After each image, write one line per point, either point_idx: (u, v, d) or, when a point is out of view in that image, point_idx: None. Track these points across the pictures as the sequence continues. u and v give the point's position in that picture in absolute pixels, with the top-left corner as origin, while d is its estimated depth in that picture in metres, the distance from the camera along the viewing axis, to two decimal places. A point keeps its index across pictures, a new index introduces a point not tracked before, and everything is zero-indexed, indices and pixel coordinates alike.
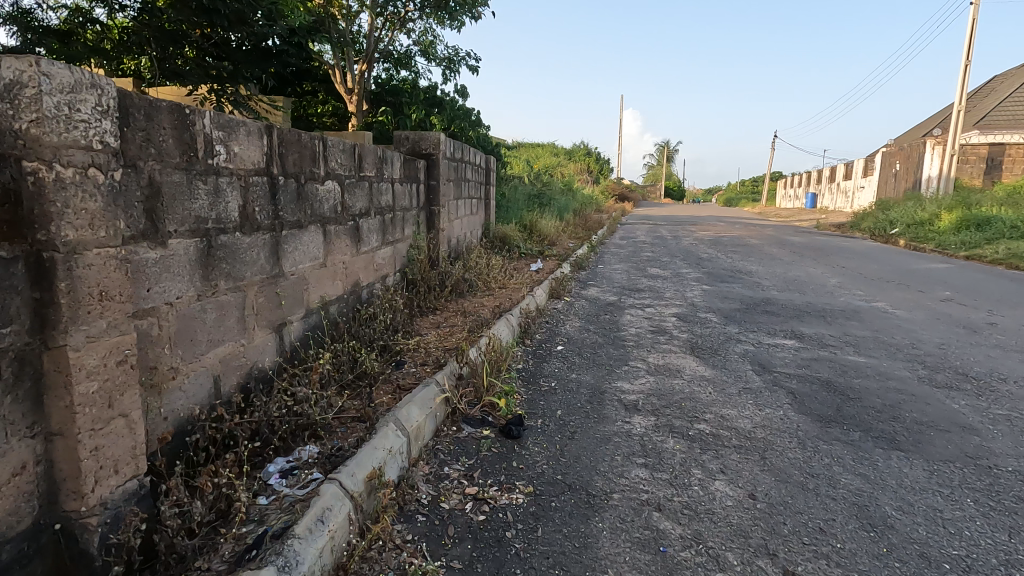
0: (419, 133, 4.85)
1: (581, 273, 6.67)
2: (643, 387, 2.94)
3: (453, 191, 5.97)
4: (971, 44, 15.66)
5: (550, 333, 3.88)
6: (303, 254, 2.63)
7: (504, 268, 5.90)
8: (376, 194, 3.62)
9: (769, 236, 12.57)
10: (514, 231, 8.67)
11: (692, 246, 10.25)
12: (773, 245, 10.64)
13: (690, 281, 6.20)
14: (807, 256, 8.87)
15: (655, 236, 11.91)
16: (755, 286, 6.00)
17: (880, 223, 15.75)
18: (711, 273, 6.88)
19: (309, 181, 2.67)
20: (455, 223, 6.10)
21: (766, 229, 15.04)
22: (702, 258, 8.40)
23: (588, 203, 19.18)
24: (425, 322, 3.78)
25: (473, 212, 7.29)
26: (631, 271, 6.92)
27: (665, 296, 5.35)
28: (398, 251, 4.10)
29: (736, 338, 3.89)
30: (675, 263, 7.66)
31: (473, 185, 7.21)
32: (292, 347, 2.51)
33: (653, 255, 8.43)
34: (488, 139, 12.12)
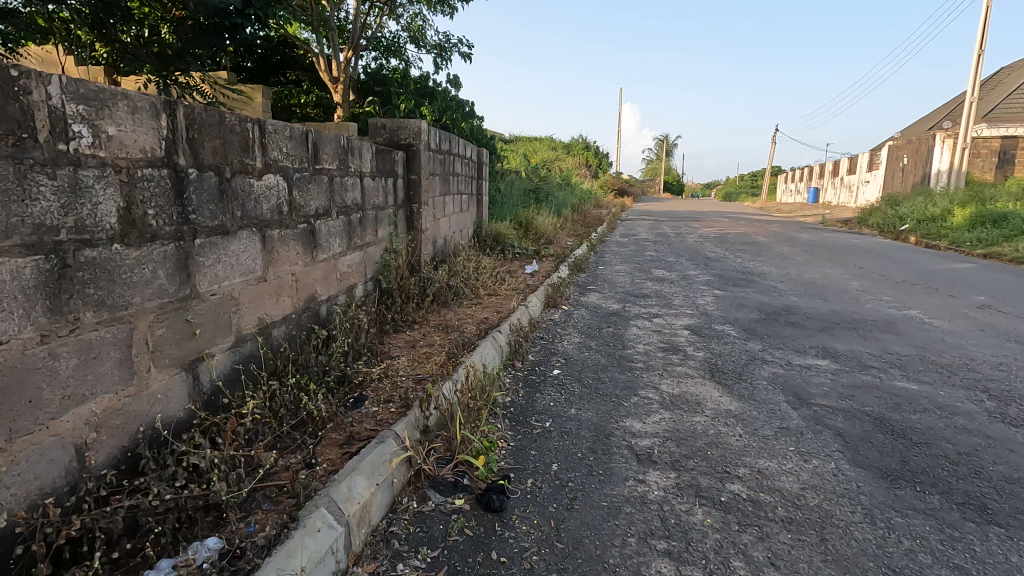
0: (397, 121, 4.29)
1: (580, 275, 6.12)
2: (658, 428, 2.40)
3: (439, 186, 5.41)
4: (984, 32, 15.05)
5: (545, 353, 3.33)
6: (231, 268, 2.08)
7: (495, 272, 5.35)
8: (338, 190, 3.06)
9: (776, 233, 12.02)
10: (508, 229, 8.11)
11: (696, 243, 9.71)
12: (782, 243, 10.09)
13: (700, 285, 5.66)
14: (822, 256, 8.32)
15: (657, 234, 11.35)
16: (771, 291, 5.46)
17: (889, 219, 15.22)
18: (721, 275, 6.34)
19: (239, 175, 2.11)
20: (441, 221, 5.54)
21: (772, 225, 14.50)
22: (709, 257, 7.86)
23: (587, 197, 18.62)
24: (399, 340, 3.23)
25: (463, 210, 6.73)
26: (634, 273, 6.38)
27: (674, 303, 4.82)
28: (369, 256, 3.55)
29: (761, 357, 3.36)
30: (681, 264, 7.12)
31: (463, 180, 6.65)
32: (213, 389, 1.97)
33: (657, 255, 7.89)
34: (482, 131, 11.55)
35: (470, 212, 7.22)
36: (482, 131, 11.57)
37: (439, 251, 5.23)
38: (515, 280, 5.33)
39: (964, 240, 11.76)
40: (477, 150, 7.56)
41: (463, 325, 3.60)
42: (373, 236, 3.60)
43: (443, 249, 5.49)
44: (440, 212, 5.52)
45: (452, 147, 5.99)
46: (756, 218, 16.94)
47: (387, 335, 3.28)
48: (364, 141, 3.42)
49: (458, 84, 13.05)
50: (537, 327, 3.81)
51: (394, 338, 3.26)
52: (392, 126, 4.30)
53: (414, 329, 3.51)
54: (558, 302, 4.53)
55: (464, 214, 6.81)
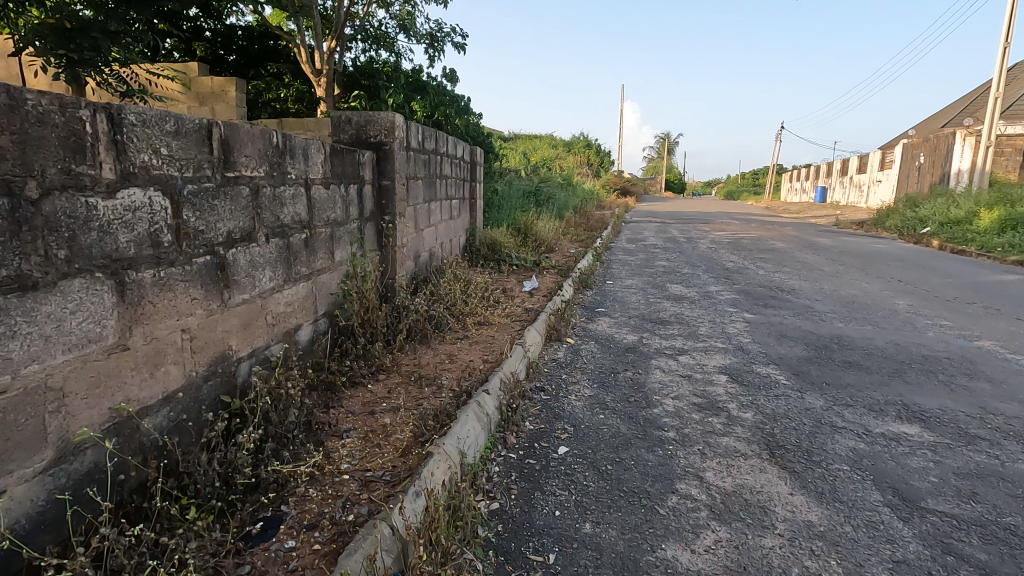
0: (365, 114, 3.50)
1: (586, 293, 5.35)
2: (715, 563, 1.62)
3: (421, 190, 4.64)
4: (1011, 23, 14.21)
5: (546, 416, 2.56)
6: (48, 343, 1.30)
7: (487, 293, 4.56)
8: (269, 205, 2.27)
9: (793, 237, 11.23)
10: (505, 236, 7.31)
11: (710, 250, 8.93)
12: (803, 249, 9.31)
13: (726, 307, 4.88)
14: (851, 266, 7.55)
15: (666, 238, 10.57)
16: (810, 314, 4.68)
17: (908, 221, 14.43)
18: (747, 292, 5.55)
19: (62, 193, 1.33)
20: (424, 234, 4.76)
21: (787, 228, 13.71)
22: (728, 268, 7.09)
23: (589, 198, 17.81)
24: (355, 403, 2.45)
25: (452, 218, 5.94)
26: (648, 289, 5.60)
27: (699, 333, 4.04)
28: (320, 287, 2.76)
29: (828, 420, 2.58)
30: (698, 277, 6.35)
31: (452, 183, 5.86)
32: (1, 553, 1.19)
33: (670, 266, 7.10)
34: (478, 128, 10.75)
35: (462, 219, 6.44)
36: (478, 129, 10.77)
37: (420, 269, 4.45)
38: (511, 303, 4.53)
39: (994, 245, 10.97)
40: (470, 148, 6.78)
41: (442, 375, 2.82)
42: (326, 260, 2.81)
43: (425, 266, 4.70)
44: (424, 221, 4.75)
45: (438, 144, 5.21)
46: (767, 220, 16.15)
47: (340, 394, 2.50)
48: (313, 138, 2.65)
49: (455, 78, 12.28)
50: (537, 374, 3.03)
51: (350, 399, 2.48)
52: (359, 120, 3.51)
53: (378, 382, 2.74)
54: (563, 334, 3.74)
55: (454, 222, 6.03)
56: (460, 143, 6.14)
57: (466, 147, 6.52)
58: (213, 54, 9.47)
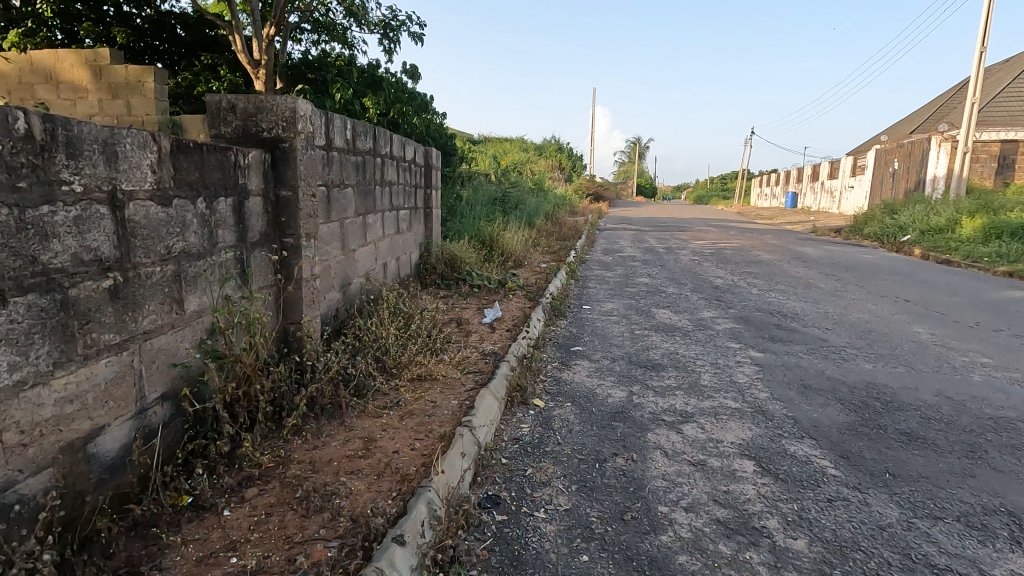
0: (255, 99, 2.54)
1: (560, 323, 4.45)
2: None
3: (350, 201, 3.68)
4: (986, 28, 13.96)
5: (500, 564, 1.63)
6: None
7: (434, 331, 3.60)
8: (6, 239, 1.30)
9: (777, 247, 10.60)
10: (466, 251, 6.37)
11: (694, 263, 8.18)
12: (792, 261, 8.64)
13: (726, 342, 4.06)
14: (850, 282, 6.85)
15: (645, 249, 9.80)
16: (827, 352, 3.89)
17: (887, 228, 14.05)
18: (747, 321, 4.75)
19: None
20: (356, 256, 3.79)
21: (767, 236, 13.15)
22: (718, 286, 6.31)
23: (561, 204, 17.02)
24: (182, 562, 1.49)
25: (399, 233, 4.97)
26: (631, 317, 4.75)
27: (702, 385, 3.19)
28: (150, 359, 1.79)
29: (919, 555, 1.73)
30: (687, 299, 5.54)
31: (398, 191, 4.89)
32: None
33: (654, 285, 6.28)
34: (440, 129, 9.81)
35: (412, 232, 5.48)
36: (439, 129, 9.77)
37: (344, 304, 3.48)
38: (465, 345, 3.60)
39: (981, 254, 10.54)
40: (422, 148, 5.80)
41: (344, 487, 1.87)
42: (163, 315, 1.84)
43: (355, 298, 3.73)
44: (355, 240, 3.78)
45: (378, 145, 4.27)
46: (744, 227, 15.58)
47: (160, 546, 1.53)
48: (131, 126, 1.68)
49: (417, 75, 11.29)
50: (490, 472, 2.11)
51: (175, 556, 1.52)
52: (247, 108, 2.55)
53: (241, 505, 1.78)
54: (528, 395, 2.83)
55: (401, 236, 5.05)
56: (409, 142, 5.19)
57: (417, 147, 5.55)
58: (143, 42, 8.43)
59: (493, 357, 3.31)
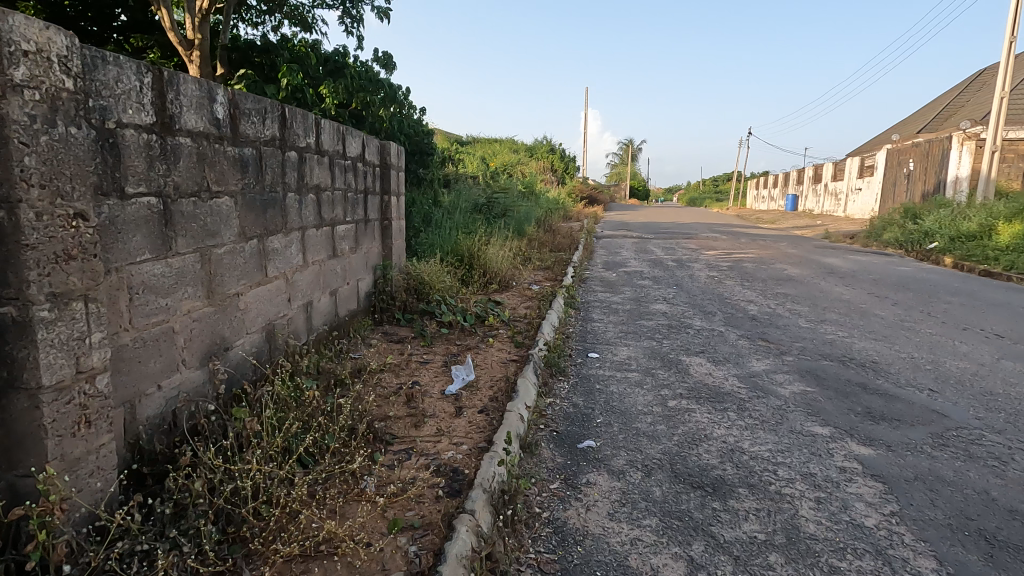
0: None
1: (559, 388, 3.11)
2: None
3: (227, 218, 2.31)
4: (1016, 16, 12.79)
5: None
6: None
7: (359, 427, 2.26)
8: None
9: (800, 258, 9.34)
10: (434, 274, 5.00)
11: (714, 281, 6.88)
12: (827, 277, 7.36)
13: (806, 424, 2.73)
14: (911, 307, 5.57)
15: (651, 262, 8.49)
16: (963, 442, 2.57)
17: (910, 235, 12.87)
18: (817, 376, 3.43)
19: None
20: (239, 305, 2.42)
21: (780, 244, 11.90)
22: (754, 317, 5.00)
23: (554, 209, 15.70)
24: None
25: (334, 258, 3.60)
26: (657, 375, 3.42)
27: (808, 538, 1.85)
28: None
29: None
30: (723, 340, 4.21)
31: (332, 200, 3.53)
32: None
33: (675, 317, 4.96)
34: (415, 123, 8.42)
35: (359, 254, 4.11)
36: (413, 123, 8.33)
37: (207, 390, 2.12)
38: (408, 450, 2.24)
39: None
40: (377, 142, 4.44)
41: None
42: None
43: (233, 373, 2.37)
44: (239, 278, 2.42)
45: (290, 134, 2.90)
46: (753, 233, 14.32)
47: None
48: None
49: (391, 66, 9.96)
50: None
51: None
52: None
53: None
54: None
55: (339, 260, 3.69)
56: (350, 133, 3.82)
57: (366, 140, 4.18)
58: None
59: (449, 486, 1.96)
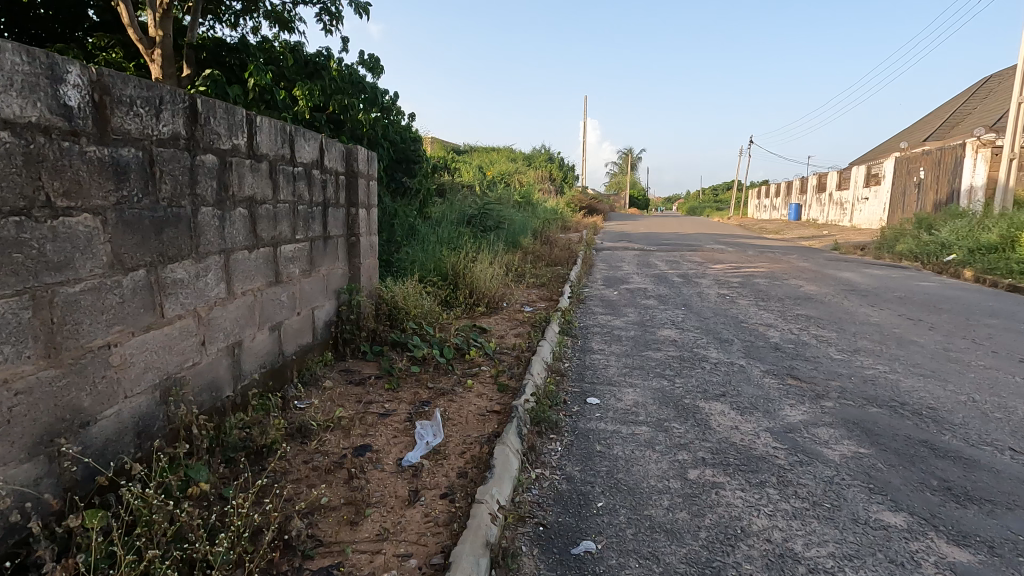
0: None
1: (550, 453, 2.46)
2: None
3: (88, 244, 1.69)
4: None
5: None
6: None
7: (263, 538, 1.61)
8: None
9: (814, 273, 8.70)
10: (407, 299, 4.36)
11: (725, 300, 6.24)
12: (848, 295, 6.71)
13: (872, 508, 2.08)
14: (951, 333, 4.92)
15: (655, 278, 7.86)
16: None
17: (925, 246, 12.25)
18: (867, 431, 2.79)
19: None
20: (112, 360, 1.78)
21: (790, 256, 11.27)
22: (778, 346, 4.35)
23: (552, 219, 15.08)
24: None
25: (278, 284, 2.96)
26: (672, 429, 2.77)
27: None
28: None
29: None
30: (747, 379, 3.57)
31: (274, 214, 2.90)
32: None
33: (687, 346, 4.33)
34: (401, 129, 7.81)
35: (315, 276, 3.47)
36: (398, 129, 7.72)
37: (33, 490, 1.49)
38: (332, 572, 1.60)
39: None
40: (340, 145, 3.82)
41: None
42: None
43: (96, 455, 1.74)
44: (111, 325, 1.79)
45: (205, 133, 2.27)
46: (760, 245, 13.71)
47: None
48: None
49: (378, 70, 9.43)
50: None
51: None
52: None
53: None
54: None
55: (285, 285, 3.06)
56: (301, 133, 3.20)
57: (325, 143, 3.56)
58: None
59: None
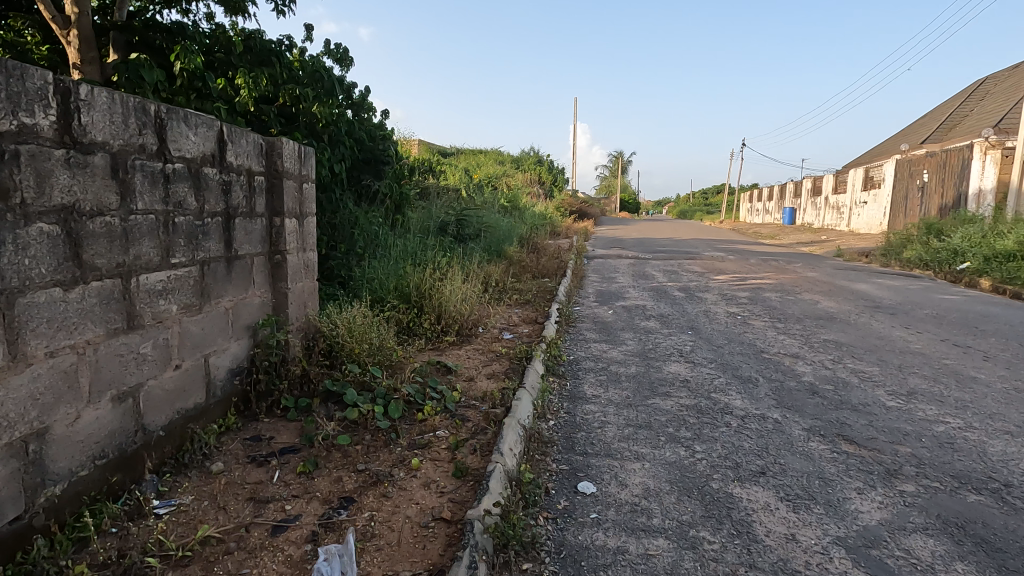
0: None
1: None
2: None
3: None
4: None
5: None
6: None
7: None
8: None
9: (827, 286, 7.89)
10: (351, 334, 3.47)
11: (738, 322, 5.40)
12: (874, 314, 5.89)
13: None
14: (1014, 366, 4.08)
15: (655, 293, 7.02)
16: None
17: (936, 253, 11.51)
18: (984, 544, 1.92)
19: None
20: None
21: (796, 266, 10.47)
22: (815, 389, 3.49)
23: (541, 225, 14.23)
24: None
25: (134, 331, 2.05)
26: (705, 547, 1.88)
27: None
28: None
29: None
30: (788, 444, 2.70)
31: (124, 231, 2.00)
32: None
33: (701, 390, 3.47)
34: (371, 126, 6.87)
35: (211, 310, 2.57)
36: (365, 125, 6.81)
37: None
38: None
39: None
40: (255, 137, 2.94)
41: None
42: None
43: None
44: None
45: None
46: (761, 252, 12.95)
47: None
48: None
49: (348, 61, 8.56)
50: None
51: None
52: None
53: None
54: None
55: (151, 330, 2.15)
56: (179, 118, 2.31)
57: (227, 134, 2.67)
58: None
59: None
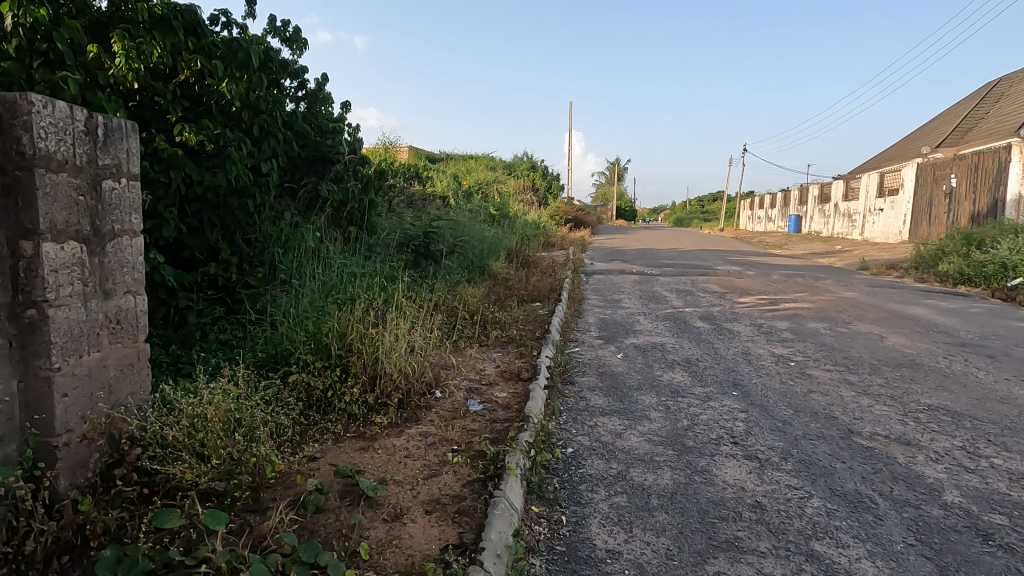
0: None
1: None
2: None
3: None
4: None
5: None
6: None
7: None
8: None
9: (878, 311, 6.47)
10: (191, 441, 2.01)
11: (793, 373, 3.97)
12: (965, 356, 4.47)
13: None
14: None
15: (673, 324, 5.57)
16: None
17: (981, 267, 10.12)
18: None
19: None
20: None
21: (826, 282, 9.08)
22: (983, 529, 2.05)
23: (535, 236, 12.80)
24: None
25: None
26: None
27: None
28: None
29: None
30: None
31: None
32: None
33: (791, 532, 2.01)
34: (316, 117, 5.37)
35: None
36: (314, 117, 5.36)
37: None
38: None
39: None
40: None
41: None
42: None
43: None
44: None
45: None
46: (780, 265, 11.56)
47: None
48: None
49: (299, 44, 7.13)
50: None
51: None
52: None
53: None
54: None
55: None
56: None
57: None
58: None
59: None
